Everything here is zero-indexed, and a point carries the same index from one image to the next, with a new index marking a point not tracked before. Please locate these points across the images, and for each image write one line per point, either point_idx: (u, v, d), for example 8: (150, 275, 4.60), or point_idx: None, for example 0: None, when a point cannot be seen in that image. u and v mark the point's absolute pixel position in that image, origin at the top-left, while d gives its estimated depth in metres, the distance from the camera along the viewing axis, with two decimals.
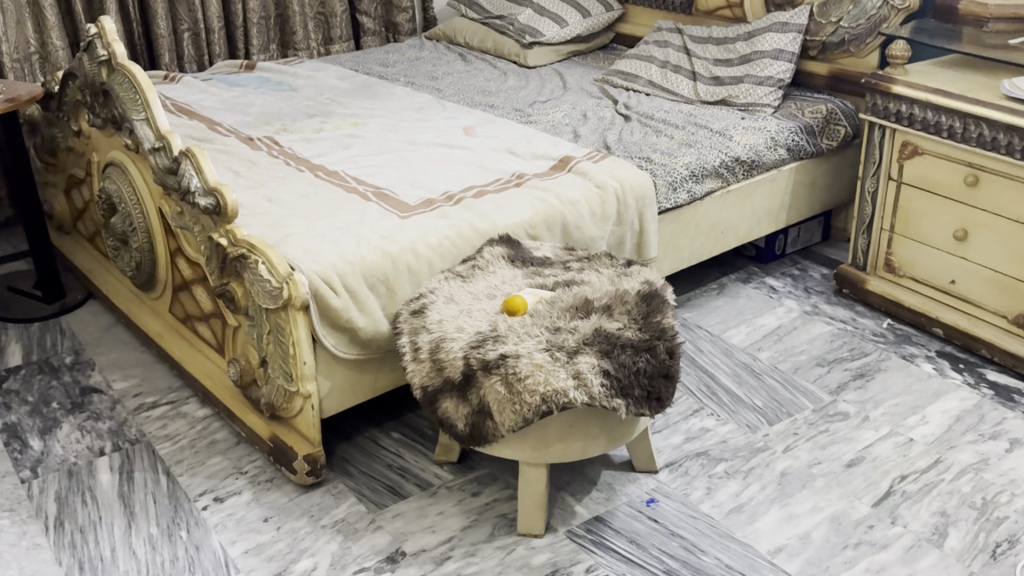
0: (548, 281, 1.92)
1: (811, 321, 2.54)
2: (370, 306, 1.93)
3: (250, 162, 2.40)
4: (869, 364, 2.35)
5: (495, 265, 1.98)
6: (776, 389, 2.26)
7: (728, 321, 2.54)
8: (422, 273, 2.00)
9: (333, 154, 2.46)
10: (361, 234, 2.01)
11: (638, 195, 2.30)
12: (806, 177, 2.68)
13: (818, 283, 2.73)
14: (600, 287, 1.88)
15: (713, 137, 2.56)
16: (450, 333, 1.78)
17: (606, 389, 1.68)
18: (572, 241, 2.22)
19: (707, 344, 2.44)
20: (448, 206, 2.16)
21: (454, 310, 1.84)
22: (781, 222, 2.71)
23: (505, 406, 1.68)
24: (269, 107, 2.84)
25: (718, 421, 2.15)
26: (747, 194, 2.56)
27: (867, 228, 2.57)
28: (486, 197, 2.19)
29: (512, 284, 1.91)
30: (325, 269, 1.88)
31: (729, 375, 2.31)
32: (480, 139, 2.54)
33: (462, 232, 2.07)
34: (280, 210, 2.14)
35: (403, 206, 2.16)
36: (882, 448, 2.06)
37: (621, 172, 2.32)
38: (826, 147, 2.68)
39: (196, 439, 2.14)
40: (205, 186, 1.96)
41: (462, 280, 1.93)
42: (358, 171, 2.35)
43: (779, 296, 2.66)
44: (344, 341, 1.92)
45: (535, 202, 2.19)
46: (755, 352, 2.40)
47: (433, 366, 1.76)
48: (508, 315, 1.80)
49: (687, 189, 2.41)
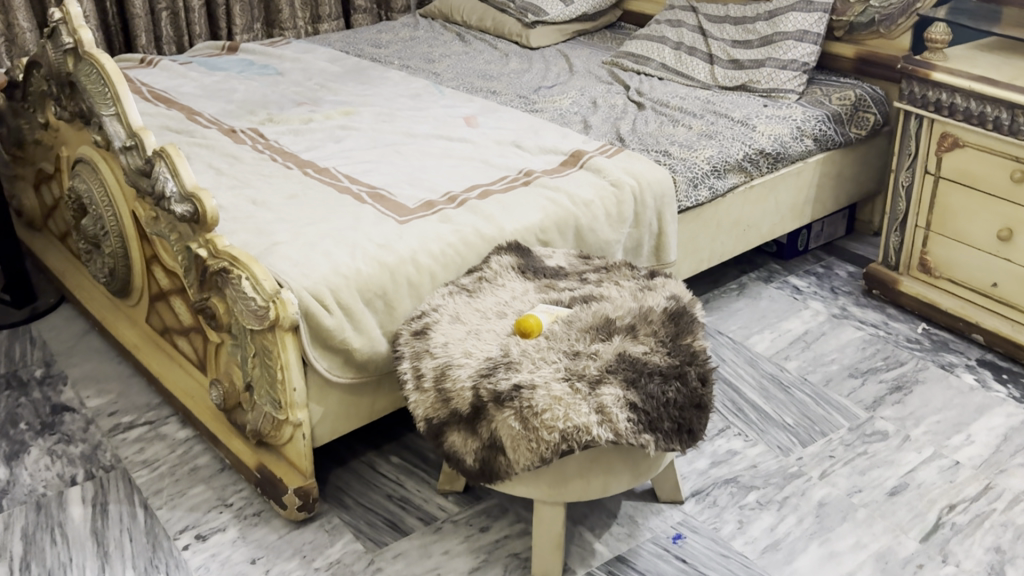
0: (563, 296, 1.73)
1: (840, 325, 2.36)
2: (367, 324, 1.74)
3: (233, 157, 2.20)
4: (905, 375, 2.18)
5: (504, 278, 1.79)
6: (808, 405, 2.08)
7: (751, 326, 2.36)
8: (424, 285, 1.81)
9: (323, 148, 2.26)
10: (355, 243, 1.82)
11: (656, 193, 2.11)
12: (832, 169, 2.50)
13: (845, 282, 2.55)
14: (622, 303, 1.69)
15: (733, 128, 2.37)
16: (456, 358, 1.59)
17: (633, 424, 1.49)
18: (585, 246, 2.03)
19: (729, 353, 2.26)
20: (450, 208, 1.97)
21: (461, 331, 1.65)
22: (807, 216, 2.52)
23: (520, 443, 1.50)
24: (253, 93, 2.63)
25: (747, 442, 1.98)
26: (771, 189, 2.37)
27: (899, 224, 2.39)
28: (492, 198, 2.00)
29: (524, 299, 1.72)
30: (316, 283, 1.69)
31: (755, 389, 2.14)
32: (483, 131, 2.34)
33: (466, 238, 1.88)
34: (266, 214, 1.94)
35: (401, 209, 1.97)
36: (927, 473, 1.89)
37: (637, 168, 2.13)
38: (854, 136, 2.49)
39: (177, 465, 1.96)
40: (182, 191, 1.77)
41: (468, 296, 1.75)
42: (351, 168, 2.15)
43: (804, 297, 2.48)
44: (337, 363, 1.73)
45: (545, 203, 1.99)
46: (781, 362, 2.22)
47: (439, 397, 1.58)
48: (521, 337, 1.62)
49: (709, 185, 2.21)
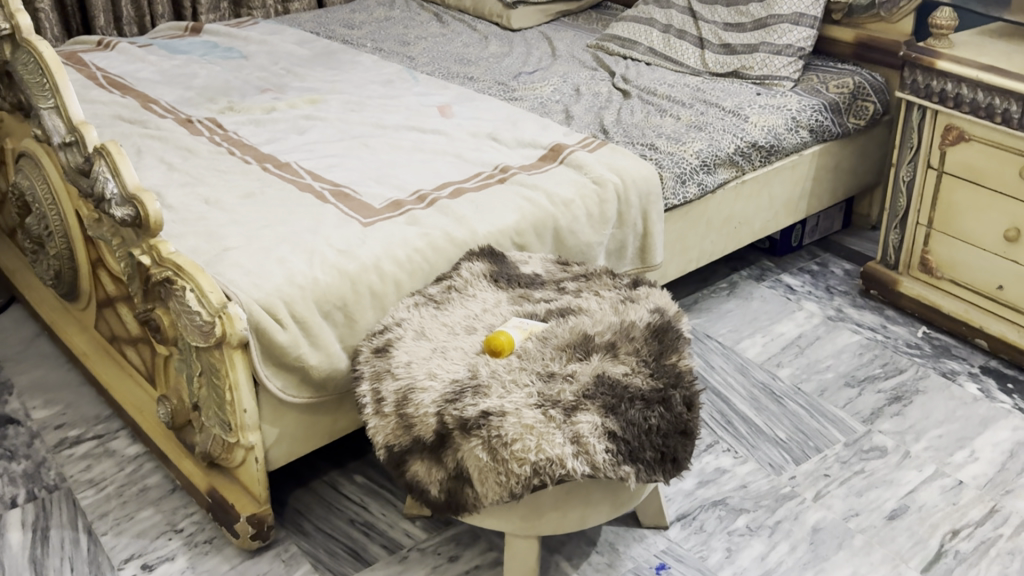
0: (538, 308, 1.59)
1: (836, 329, 2.23)
2: (324, 338, 1.60)
3: (187, 151, 2.05)
4: (905, 384, 2.05)
5: (474, 287, 1.65)
6: (801, 417, 1.95)
7: (741, 329, 2.23)
8: (388, 295, 1.68)
9: (285, 140, 2.11)
10: (314, 248, 1.68)
11: (641, 191, 1.97)
12: (829, 162, 2.36)
13: (841, 280, 2.42)
14: (602, 316, 1.56)
15: (724, 119, 2.22)
16: (419, 381, 1.45)
17: (612, 456, 1.36)
18: (564, 249, 1.89)
19: (719, 359, 2.12)
20: (419, 209, 1.83)
21: (426, 348, 1.51)
22: (801, 211, 2.39)
23: (489, 475, 1.37)
24: (215, 79, 2.48)
25: (736, 459, 1.85)
26: (764, 184, 2.23)
27: (900, 221, 2.25)
28: (464, 197, 1.86)
29: (495, 312, 1.58)
30: (268, 295, 1.55)
31: (745, 399, 2.01)
32: (457, 122, 2.19)
33: (434, 243, 1.74)
34: (219, 216, 1.80)
35: (366, 209, 1.83)
36: (928, 494, 1.77)
37: (621, 164, 1.98)
38: (852, 127, 2.35)
39: (125, 486, 1.83)
40: (123, 193, 1.63)
41: (434, 309, 1.60)
42: (314, 163, 2.01)
43: (798, 298, 2.35)
44: (292, 382, 1.59)
45: (521, 203, 1.85)
46: (774, 369, 2.09)
47: (400, 423, 1.44)
48: (491, 356, 1.48)
49: (698, 181, 2.07)
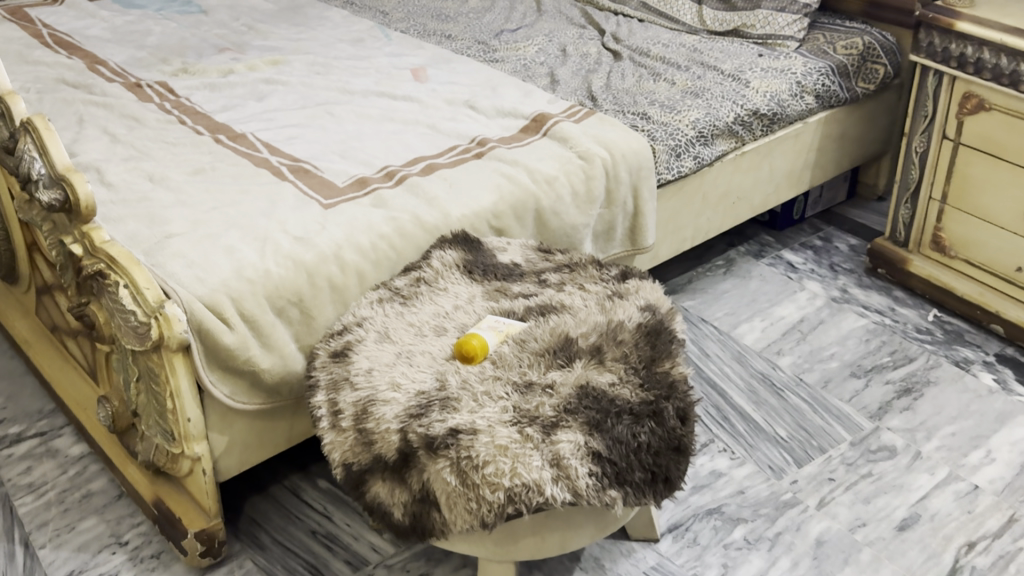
0: (515, 305, 1.43)
1: (841, 312, 2.07)
2: (277, 338, 1.44)
3: (134, 121, 1.87)
4: (915, 375, 1.90)
5: (445, 280, 1.49)
6: (803, 412, 1.80)
7: (738, 312, 2.07)
8: (350, 289, 1.51)
9: (243, 107, 1.93)
10: (267, 236, 1.51)
11: (632, 165, 1.80)
12: (835, 130, 2.18)
13: (845, 257, 2.26)
14: (586, 315, 1.39)
15: (723, 84, 2.04)
16: (381, 392, 1.29)
17: (597, 481, 1.20)
18: (547, 233, 1.72)
19: (714, 346, 1.97)
20: (386, 187, 1.66)
21: (389, 353, 1.35)
22: (805, 183, 2.21)
23: (457, 502, 1.21)
24: (169, 36, 2.28)
25: (733, 461, 1.70)
26: (765, 155, 2.06)
27: (911, 195, 2.09)
28: (437, 175, 1.69)
29: (468, 310, 1.42)
30: (213, 291, 1.39)
31: (743, 392, 1.85)
32: (432, 87, 2.01)
33: (402, 228, 1.57)
34: (165, 197, 1.63)
35: (329, 188, 1.66)
36: (941, 500, 1.63)
37: (609, 137, 1.81)
38: (861, 92, 2.17)
39: (67, 491, 1.68)
40: (51, 174, 1.45)
41: (400, 305, 1.44)
42: (273, 134, 1.83)
43: (799, 277, 2.19)
44: (242, 388, 1.43)
45: (499, 181, 1.68)
46: (774, 358, 1.94)
47: (359, 440, 1.28)
48: (462, 362, 1.32)
49: (694, 154, 1.90)
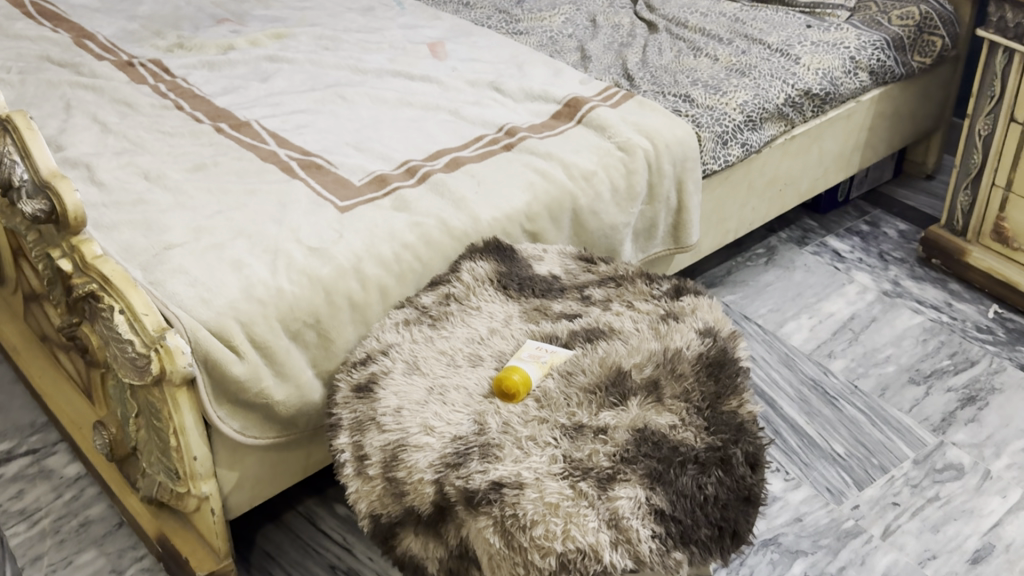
0: (559, 328, 1.27)
1: (894, 308, 1.92)
2: (292, 366, 1.29)
3: (127, 107, 1.70)
4: (978, 380, 1.76)
5: (478, 298, 1.34)
6: (861, 425, 1.66)
7: (784, 309, 1.92)
8: (371, 307, 1.36)
9: (246, 90, 1.76)
10: (279, 247, 1.35)
11: (675, 157, 1.63)
12: (887, 108, 2.01)
13: (895, 244, 2.10)
14: (639, 342, 1.24)
15: (771, 60, 1.87)
16: (413, 436, 1.14)
17: (660, 543, 1.06)
18: (584, 235, 1.56)
19: (760, 348, 1.82)
20: (408, 186, 1.50)
21: (420, 389, 1.19)
22: (854, 165, 2.05)
23: (502, 567, 1.07)
24: (163, 5, 2.09)
25: (787, 483, 1.56)
26: (815, 138, 1.89)
27: (972, 181, 1.92)
28: (464, 171, 1.53)
29: (506, 335, 1.27)
30: (220, 315, 1.24)
31: (794, 401, 1.71)
32: (451, 65, 1.83)
33: (427, 236, 1.41)
34: (164, 199, 1.47)
35: (345, 188, 1.50)
36: (1017, 528, 1.49)
37: (652, 124, 1.64)
38: (917, 66, 1.99)
39: (63, 518, 1.54)
40: (34, 180, 1.28)
41: (429, 329, 1.29)
42: (281, 122, 1.66)
43: (847, 267, 2.03)
44: (254, 421, 1.28)
45: (532, 178, 1.52)
46: (825, 362, 1.79)
47: (389, 490, 1.13)
48: (502, 400, 1.18)
49: (741, 141, 1.73)
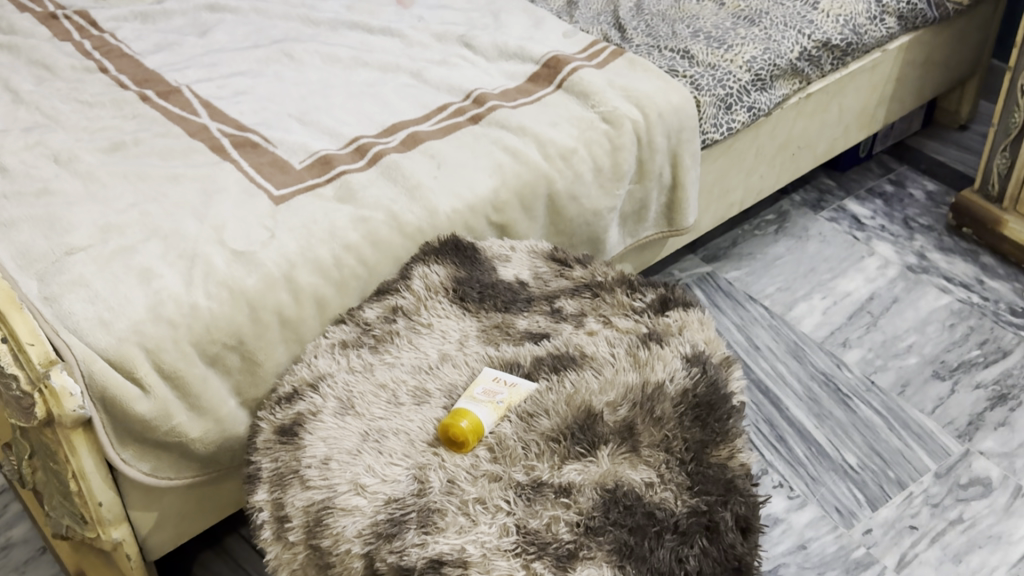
0: (521, 353, 1.08)
1: (919, 287, 1.72)
2: (210, 398, 1.11)
3: (44, 71, 1.49)
4: (1012, 376, 1.56)
5: (430, 313, 1.14)
6: (877, 430, 1.48)
7: (795, 287, 1.72)
8: (306, 322, 1.18)
9: (181, 46, 1.56)
10: (197, 251, 1.15)
11: (670, 127, 1.41)
12: (918, 55, 1.77)
13: (921, 208, 1.89)
14: (614, 374, 1.05)
15: (785, 4, 1.63)
16: (340, 497, 0.96)
17: None
18: (562, 223, 1.36)
19: (766, 336, 1.63)
20: (356, 169, 1.29)
21: (353, 434, 1.01)
22: (878, 121, 1.82)
23: None
24: None
25: (792, 502, 1.39)
26: (834, 94, 1.65)
27: (1012, 141, 1.68)
28: (422, 149, 1.32)
29: (460, 360, 1.08)
30: (121, 341, 1.05)
31: (803, 400, 1.52)
32: (416, 13, 1.62)
33: (375, 234, 1.21)
34: (73, 188, 1.26)
35: (284, 171, 1.29)
36: None
37: (643, 89, 1.42)
38: (953, 8, 1.73)
39: None
40: None
41: (370, 354, 1.10)
42: (218, 88, 1.46)
43: (867, 236, 1.82)
44: (167, 462, 1.11)
45: (500, 159, 1.31)
46: (839, 353, 1.60)
47: (314, 560, 0.96)
48: (449, 449, 0.99)
49: (748, 104, 1.50)
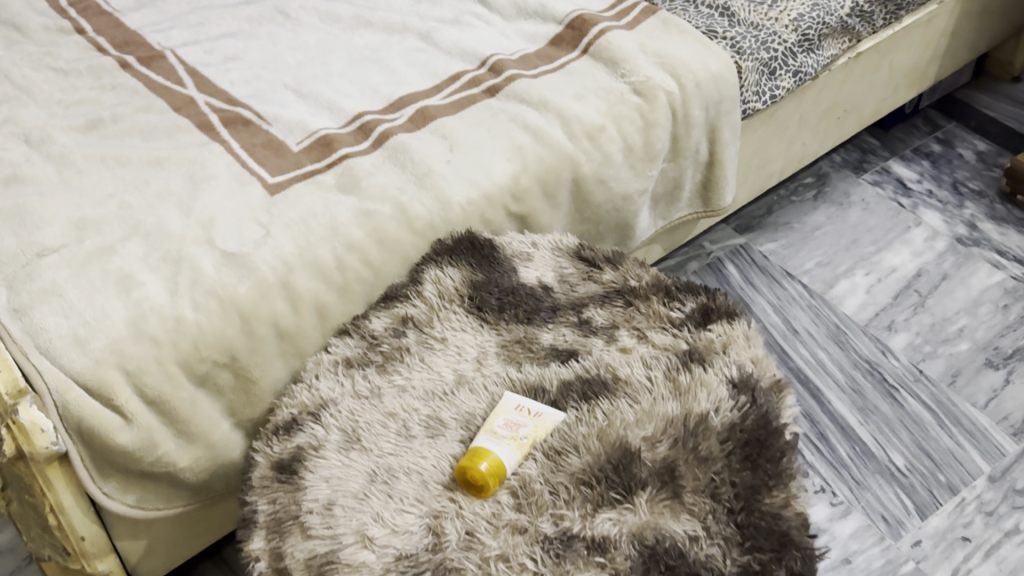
0: (547, 377, 0.97)
1: (970, 262, 1.59)
2: (200, 422, 1.00)
3: (14, 32, 1.35)
4: None
5: (443, 325, 1.03)
6: (927, 428, 1.37)
7: (835, 262, 1.59)
8: (305, 333, 1.06)
9: (166, 3, 1.42)
10: (182, 253, 1.02)
11: (708, 98, 1.27)
12: (977, 5, 1.60)
13: (972, 171, 1.75)
14: (651, 404, 0.93)
15: None
16: (345, 550, 0.84)
17: None
18: (588, 210, 1.23)
19: (806, 318, 1.51)
20: (359, 152, 1.16)
21: (360, 474, 0.90)
22: (929, 78, 1.66)
23: None
24: None
25: (835, 509, 1.28)
26: (885, 52, 1.50)
27: None
28: (433, 128, 1.18)
29: (479, 385, 0.97)
30: (99, 363, 0.93)
31: (846, 392, 1.41)
32: None
33: (381, 232, 1.08)
34: (45, 174, 1.13)
35: (279, 154, 1.16)
36: None
37: (679, 55, 1.27)
38: None
39: None
40: None
41: (377, 376, 0.98)
42: (206, 52, 1.32)
43: (914, 203, 1.69)
44: (155, 492, 1.01)
45: (520, 140, 1.17)
46: (884, 338, 1.48)
47: None
48: (467, 493, 0.88)
49: (794, 68, 1.35)
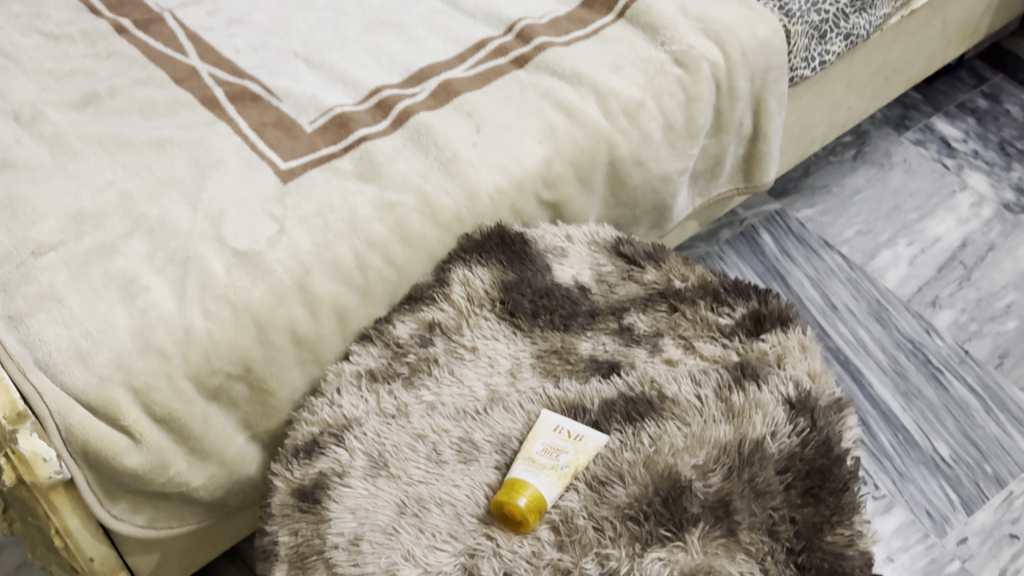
0: (587, 394, 0.90)
1: (1018, 231, 1.50)
2: (212, 438, 0.93)
3: None
4: None
5: (473, 333, 0.97)
6: (973, 415, 1.30)
7: (876, 230, 1.51)
8: (325, 339, 0.98)
9: None
10: (189, 251, 0.93)
11: (754, 68, 1.17)
12: None
13: (1019, 130, 1.66)
14: (702, 427, 0.85)
15: None
16: None
17: None
18: (624, 193, 1.15)
19: (846, 293, 1.43)
20: (378, 133, 1.06)
21: (388, 505, 0.83)
22: (979, 31, 1.55)
23: None
24: None
25: (878, 504, 1.22)
26: (940, 8, 1.39)
27: None
28: (457, 104, 1.09)
29: (514, 403, 0.90)
30: (102, 381, 0.85)
31: (889, 376, 1.34)
32: None
33: (405, 227, 1.00)
34: (37, 157, 1.02)
35: (291, 134, 1.06)
36: None
37: (724, 19, 1.17)
38: None
39: None
40: None
41: (405, 391, 0.93)
42: (208, 15, 1.22)
43: (959, 165, 1.60)
44: (166, 511, 0.95)
45: (552, 118, 1.08)
46: (928, 314, 1.41)
47: None
48: (506, 528, 0.80)
49: (845, 31, 1.25)
